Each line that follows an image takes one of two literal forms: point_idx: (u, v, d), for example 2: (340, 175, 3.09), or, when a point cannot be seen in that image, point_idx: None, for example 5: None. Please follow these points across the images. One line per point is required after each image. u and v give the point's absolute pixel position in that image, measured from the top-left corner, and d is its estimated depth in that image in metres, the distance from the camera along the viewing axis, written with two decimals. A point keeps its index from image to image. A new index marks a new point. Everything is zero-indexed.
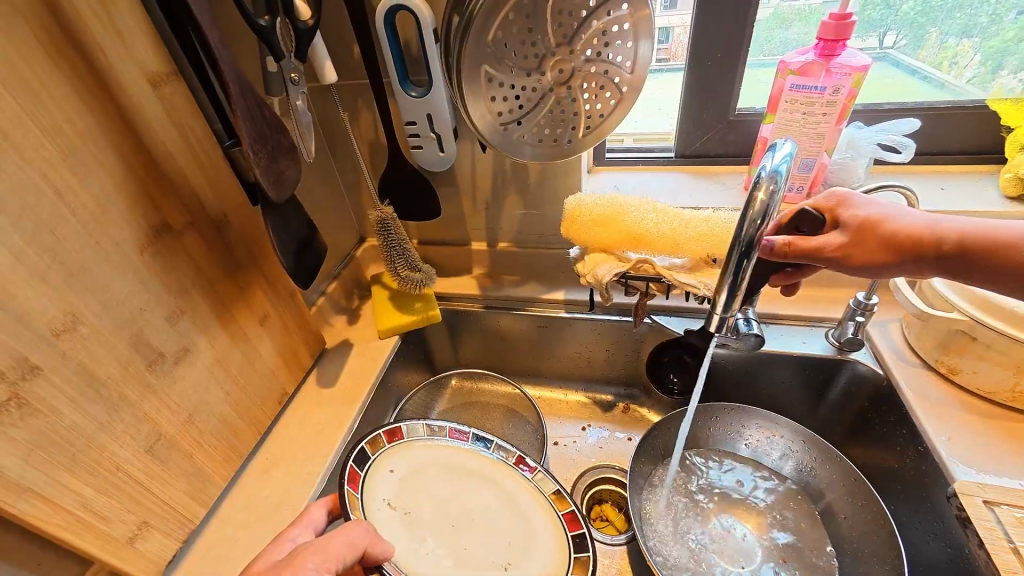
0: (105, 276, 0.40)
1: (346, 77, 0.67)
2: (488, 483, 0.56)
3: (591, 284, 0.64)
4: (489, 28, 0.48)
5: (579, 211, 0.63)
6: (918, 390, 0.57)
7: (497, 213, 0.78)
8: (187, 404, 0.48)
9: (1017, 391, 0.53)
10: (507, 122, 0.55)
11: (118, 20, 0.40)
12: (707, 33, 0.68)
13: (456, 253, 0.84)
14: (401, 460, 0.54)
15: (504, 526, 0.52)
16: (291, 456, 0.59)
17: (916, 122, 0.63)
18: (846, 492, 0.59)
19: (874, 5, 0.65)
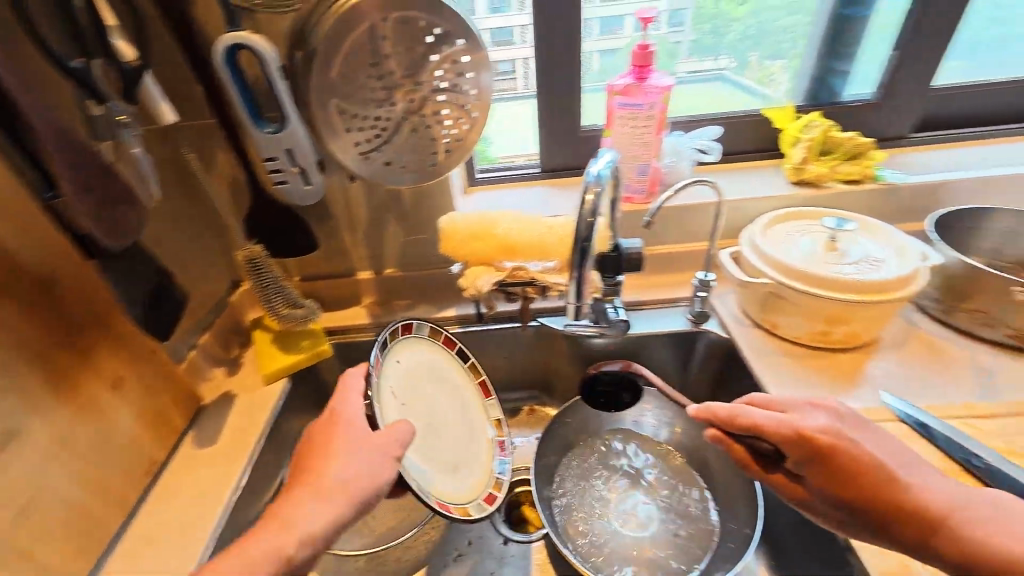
0: None
1: (192, 118, 0.64)
2: (459, 398, 0.67)
3: (474, 296, 0.68)
4: (332, 64, 0.51)
5: (453, 228, 0.66)
6: (752, 346, 0.69)
7: (378, 240, 0.79)
8: (16, 495, 0.42)
9: (818, 334, 0.66)
10: (368, 151, 0.57)
11: None
12: (548, 62, 0.78)
13: (343, 284, 0.82)
14: (406, 355, 0.62)
15: (462, 439, 0.64)
16: (167, 530, 0.53)
17: (716, 130, 0.78)
18: (713, 443, 0.69)
19: (707, 34, 0.82)
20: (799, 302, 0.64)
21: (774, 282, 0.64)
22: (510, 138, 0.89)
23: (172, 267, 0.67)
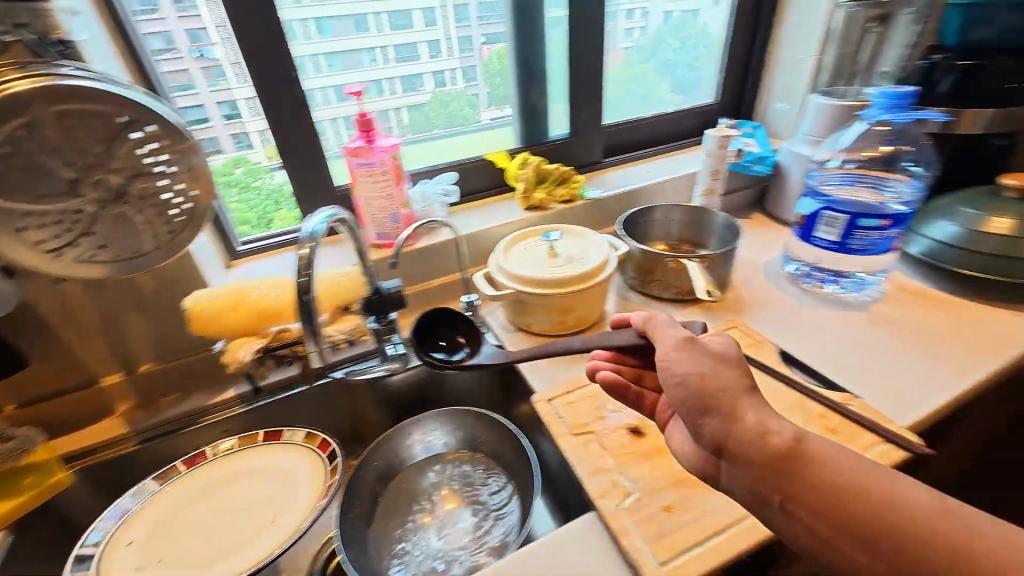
0: None
1: None
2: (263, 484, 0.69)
3: (238, 369, 0.68)
4: None
5: (195, 307, 0.64)
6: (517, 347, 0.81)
7: (121, 338, 0.71)
8: None
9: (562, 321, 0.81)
10: (57, 248, 0.53)
11: None
12: (287, 124, 0.83)
13: (79, 398, 0.71)
14: (138, 528, 0.62)
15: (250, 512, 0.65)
16: None
17: (451, 175, 0.92)
18: (491, 440, 0.77)
19: (463, 97, 1.01)
20: (536, 303, 0.78)
21: (512, 289, 0.77)
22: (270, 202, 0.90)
23: None
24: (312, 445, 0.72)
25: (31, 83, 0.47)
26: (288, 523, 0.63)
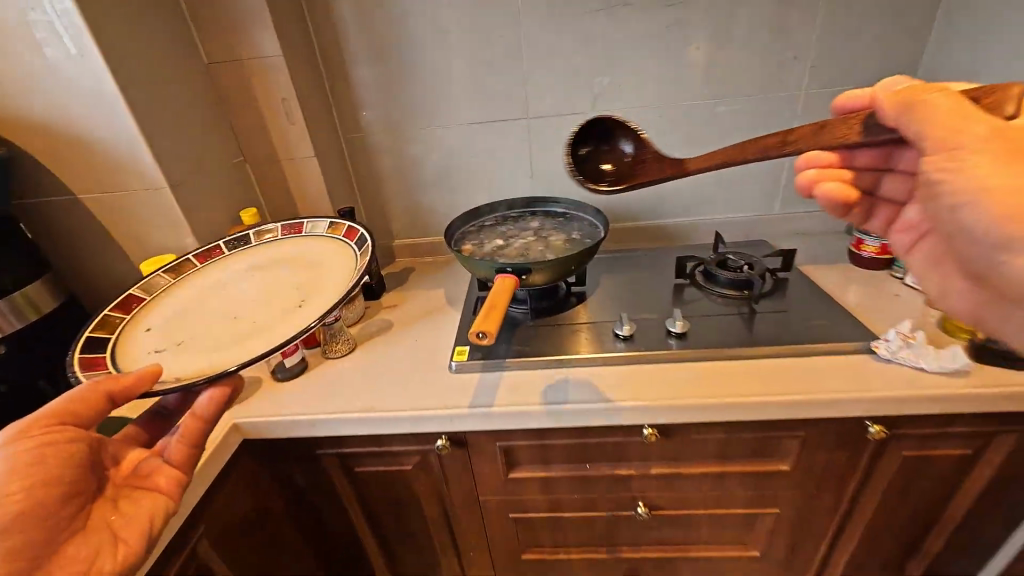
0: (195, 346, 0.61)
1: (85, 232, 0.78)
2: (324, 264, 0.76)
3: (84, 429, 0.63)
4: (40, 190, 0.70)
5: None
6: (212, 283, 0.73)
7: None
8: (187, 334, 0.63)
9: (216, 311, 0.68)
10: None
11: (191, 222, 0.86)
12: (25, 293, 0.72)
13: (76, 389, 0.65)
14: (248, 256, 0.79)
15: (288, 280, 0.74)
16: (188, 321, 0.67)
17: None
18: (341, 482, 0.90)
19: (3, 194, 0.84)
20: None
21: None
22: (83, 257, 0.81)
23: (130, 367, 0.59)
24: (336, 236, 0.80)
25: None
26: (310, 315, 0.66)
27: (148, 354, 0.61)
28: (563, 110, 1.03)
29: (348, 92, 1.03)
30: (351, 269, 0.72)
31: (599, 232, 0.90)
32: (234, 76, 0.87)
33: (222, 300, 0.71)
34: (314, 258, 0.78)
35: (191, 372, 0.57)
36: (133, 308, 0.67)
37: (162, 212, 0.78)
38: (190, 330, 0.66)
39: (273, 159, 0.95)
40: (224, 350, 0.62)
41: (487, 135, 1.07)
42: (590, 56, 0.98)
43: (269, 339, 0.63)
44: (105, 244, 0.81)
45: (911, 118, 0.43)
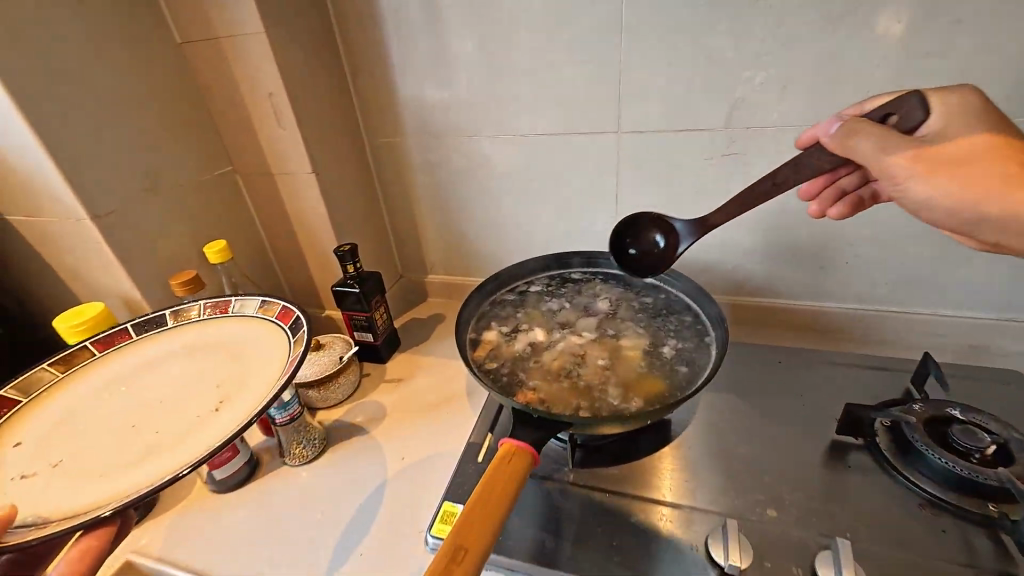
0: (51, 491, 0.40)
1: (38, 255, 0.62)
2: (260, 347, 0.54)
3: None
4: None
5: None
6: (127, 369, 0.53)
7: None
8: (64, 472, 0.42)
9: (111, 407, 0.49)
10: None
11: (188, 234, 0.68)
12: None
13: None
14: (173, 341, 0.56)
15: (214, 378, 0.51)
16: (80, 445, 0.45)
17: None
18: None
19: None
20: None
21: None
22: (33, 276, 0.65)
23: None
24: (269, 317, 0.56)
25: None
26: (225, 426, 0.45)
27: (6, 484, 0.40)
28: (678, 124, 0.65)
29: (375, 85, 0.75)
30: (283, 359, 0.50)
31: (708, 347, 0.53)
32: (212, 61, 0.64)
33: (115, 404, 0.49)
34: (247, 341, 0.55)
35: (58, 517, 0.38)
36: (3, 416, 0.46)
37: (93, 247, 0.58)
38: (65, 445, 0.45)
39: (265, 172, 0.72)
40: (101, 483, 0.41)
41: (556, 152, 0.73)
42: (745, 37, 0.58)
43: (163, 463, 0.43)
44: (48, 272, 0.65)
45: (868, 145, 0.41)
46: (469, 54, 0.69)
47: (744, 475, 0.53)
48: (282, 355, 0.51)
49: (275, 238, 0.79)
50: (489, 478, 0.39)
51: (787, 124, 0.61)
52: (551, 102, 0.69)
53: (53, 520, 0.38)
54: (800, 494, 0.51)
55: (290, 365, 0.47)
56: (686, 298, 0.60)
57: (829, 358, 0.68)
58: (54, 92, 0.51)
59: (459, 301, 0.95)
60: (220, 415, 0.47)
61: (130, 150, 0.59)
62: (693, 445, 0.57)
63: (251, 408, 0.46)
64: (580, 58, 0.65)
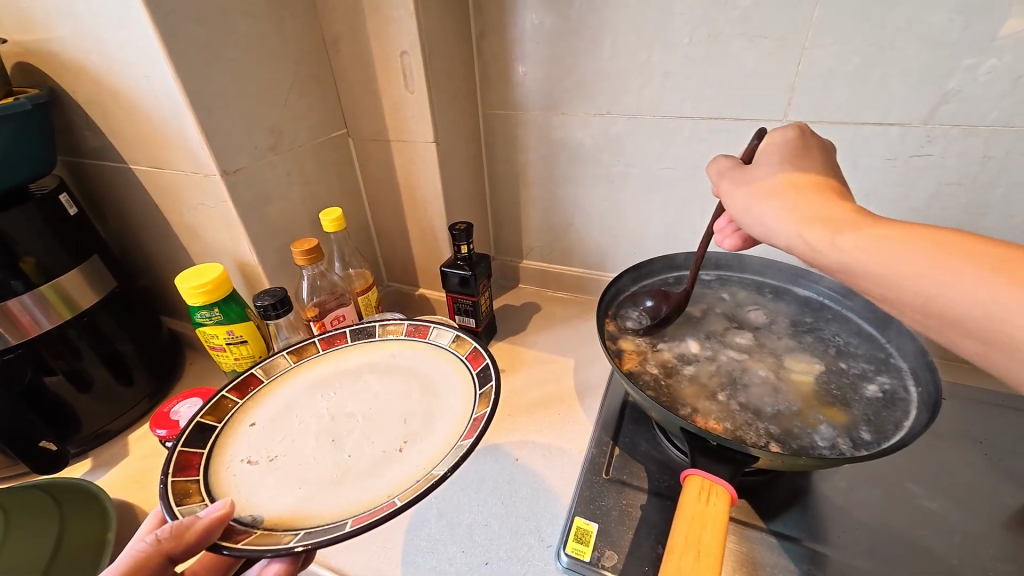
0: (263, 484, 0.42)
1: (161, 208, 0.60)
2: (449, 389, 0.50)
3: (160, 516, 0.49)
4: (115, 122, 0.54)
5: None
6: (333, 370, 0.54)
7: None
8: (274, 469, 0.43)
9: (319, 404, 0.50)
10: None
11: (308, 198, 0.65)
12: None
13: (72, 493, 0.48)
14: (368, 353, 0.56)
15: (405, 412, 0.49)
16: (290, 441, 0.46)
17: None
18: None
19: None
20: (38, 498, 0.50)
21: None
22: (156, 229, 0.64)
23: (222, 460, 0.44)
24: (458, 355, 0.53)
25: (39, 95, 0.51)
26: (409, 474, 0.42)
27: (235, 466, 0.43)
28: (863, 116, 0.56)
29: (502, 49, 0.69)
30: (467, 418, 0.45)
31: (908, 391, 0.45)
32: (344, 11, 0.59)
33: (323, 405, 0.50)
34: (440, 375, 0.52)
35: (267, 522, 0.38)
36: (249, 391, 0.50)
37: (214, 205, 0.55)
38: (281, 436, 0.46)
39: (381, 139, 0.68)
40: (300, 495, 0.41)
41: (698, 139, 0.65)
42: (981, 14, 0.48)
43: (348, 498, 0.41)
44: (164, 226, 0.63)
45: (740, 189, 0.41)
46: (618, 19, 0.61)
47: (922, 536, 0.47)
48: (468, 406, 0.47)
49: (380, 210, 0.76)
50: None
51: (1009, 124, 0.51)
52: (703, 80, 0.61)
53: (263, 525, 0.38)
54: (998, 564, 0.44)
55: (479, 424, 0.42)
56: (868, 328, 0.53)
57: (1003, 401, 0.59)
58: (194, 37, 0.47)
59: (552, 292, 0.89)
60: (400, 461, 0.44)
61: (258, 106, 0.55)
62: (852, 489, 0.51)
63: (436, 463, 0.42)
64: (753, 32, 0.56)
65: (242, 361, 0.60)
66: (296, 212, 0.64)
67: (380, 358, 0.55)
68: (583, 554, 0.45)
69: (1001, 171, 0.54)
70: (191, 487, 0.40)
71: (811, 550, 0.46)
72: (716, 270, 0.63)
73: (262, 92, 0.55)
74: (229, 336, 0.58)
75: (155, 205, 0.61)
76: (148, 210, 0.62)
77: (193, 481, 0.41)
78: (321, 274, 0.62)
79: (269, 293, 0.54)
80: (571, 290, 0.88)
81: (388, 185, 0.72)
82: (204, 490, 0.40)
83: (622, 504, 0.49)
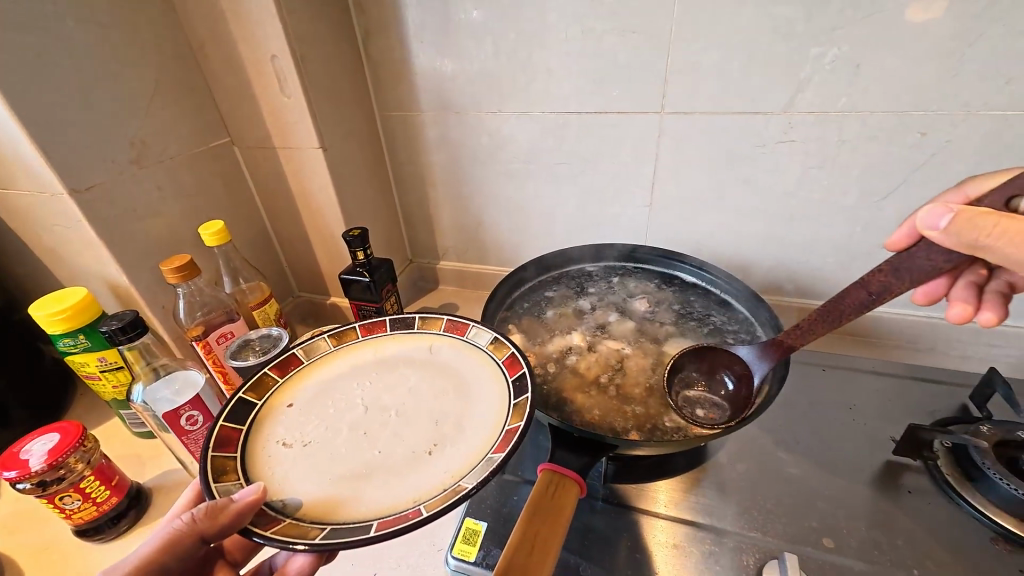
0: (291, 469, 0.39)
1: (15, 230, 0.56)
2: (482, 389, 0.45)
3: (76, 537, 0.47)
4: None
5: None
6: (375, 359, 0.50)
7: None
8: (305, 456, 0.40)
9: (355, 397, 0.46)
10: None
11: (188, 212, 0.62)
12: None
13: None
14: (408, 345, 0.51)
15: (443, 408, 0.44)
16: (320, 430, 0.42)
17: None
18: None
19: None
20: None
21: None
22: (16, 254, 0.59)
23: (257, 435, 0.41)
24: (496, 359, 0.47)
25: None
26: (439, 478, 0.38)
27: (272, 446, 0.41)
28: (730, 106, 0.59)
29: (391, 47, 0.67)
30: (499, 430, 0.40)
31: (754, 387, 0.46)
32: (207, 13, 0.56)
33: (360, 394, 0.46)
34: (478, 375, 0.47)
35: (293, 514, 0.35)
36: (290, 371, 0.47)
37: (71, 225, 0.52)
38: (316, 422, 0.43)
39: (268, 146, 0.65)
40: (330, 488, 0.37)
41: (586, 135, 0.67)
42: (819, 7, 0.50)
43: (377, 498, 0.37)
44: (25, 250, 0.58)
45: (1006, 241, 0.31)
46: (497, 17, 0.61)
47: (794, 503, 0.49)
48: (501, 413, 0.42)
49: (279, 219, 0.73)
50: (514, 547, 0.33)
51: (856, 110, 0.55)
52: (584, 75, 0.62)
53: (292, 515, 0.35)
54: (858, 522, 0.47)
55: (512, 438, 0.38)
56: (740, 308, 0.56)
57: (873, 367, 0.64)
58: (15, 45, 0.43)
59: (472, 291, 0.89)
60: (428, 464, 0.39)
61: (109, 117, 0.52)
62: (734, 462, 0.53)
63: (464, 474, 0.37)
64: (622, 27, 0.57)
65: (122, 388, 0.57)
66: (173, 227, 0.60)
67: (419, 354, 0.50)
68: (468, 555, 0.45)
69: (855, 154, 0.57)
70: (229, 464, 0.38)
71: (693, 526, 0.47)
72: (599, 264, 0.65)
73: (112, 101, 0.52)
74: (101, 363, 0.54)
75: (9, 228, 0.56)
76: (3, 233, 0.58)
77: (230, 459, 0.38)
78: (199, 290, 0.60)
79: (119, 318, 0.49)
80: (489, 289, 0.88)
81: (282, 194, 0.70)
82: (241, 471, 0.38)
83: (513, 500, 0.50)
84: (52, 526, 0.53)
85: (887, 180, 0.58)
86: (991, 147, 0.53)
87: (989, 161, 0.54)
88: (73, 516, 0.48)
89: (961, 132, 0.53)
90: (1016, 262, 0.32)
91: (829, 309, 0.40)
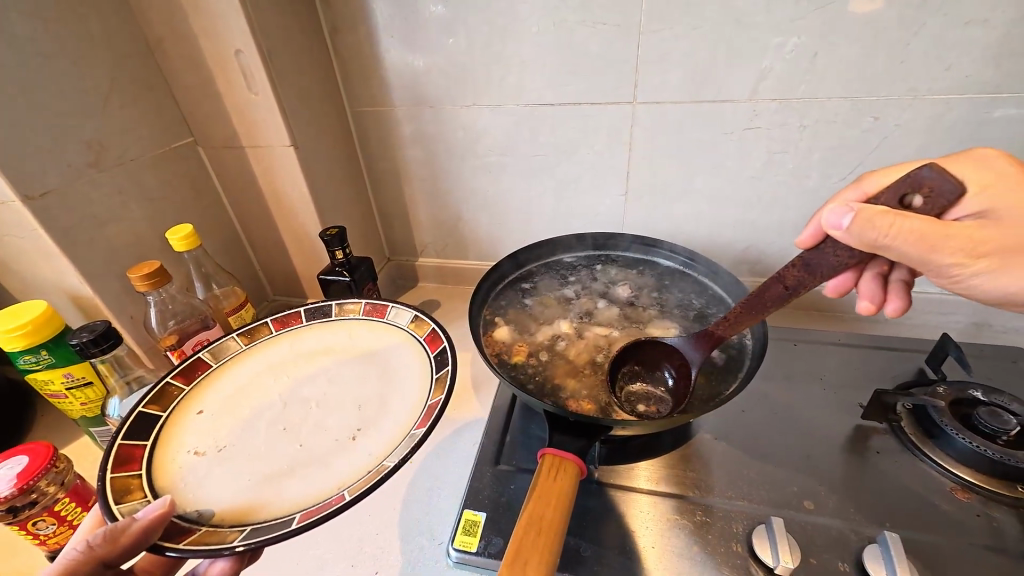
0: (207, 476, 0.39)
1: None
2: (399, 374, 0.48)
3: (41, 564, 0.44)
4: None
5: None
6: (285, 358, 0.51)
7: None
8: (221, 462, 0.41)
9: (271, 394, 0.48)
10: None
11: (151, 216, 0.59)
12: None
13: None
14: (323, 336, 0.53)
15: (361, 396, 0.47)
16: (239, 432, 0.44)
17: None
18: None
19: None
20: None
21: None
22: None
23: (162, 446, 0.41)
24: (418, 336, 0.51)
25: None
26: (362, 462, 0.40)
27: (182, 456, 0.41)
28: (699, 95, 0.61)
29: (359, 41, 0.66)
30: (421, 406, 0.44)
31: (691, 381, 0.47)
32: (162, 6, 0.53)
33: (277, 393, 0.48)
34: (397, 363, 0.49)
35: (213, 518, 0.36)
36: (197, 376, 0.47)
37: (26, 234, 0.48)
38: (232, 427, 0.44)
39: (234, 145, 0.63)
40: (252, 487, 0.39)
41: (561, 127, 0.67)
42: None
43: (301, 487, 0.39)
44: None
45: (902, 239, 0.34)
46: (468, 10, 0.61)
47: (775, 470, 0.52)
48: (420, 397, 0.45)
49: (249, 222, 0.71)
50: (515, 550, 0.32)
51: (815, 96, 0.58)
52: (556, 67, 0.63)
53: (210, 520, 0.36)
54: (834, 483, 0.50)
55: (433, 411, 0.41)
56: (716, 289, 0.58)
57: (837, 339, 0.68)
58: None
59: (453, 287, 0.89)
60: (349, 449, 0.42)
61: (62, 117, 0.48)
62: (717, 437, 0.56)
63: (388, 453, 0.40)
64: (594, 19, 0.58)
65: (91, 406, 0.54)
66: (137, 232, 0.57)
67: (337, 344, 0.52)
68: (470, 545, 0.46)
69: (816, 138, 0.61)
70: (134, 483, 0.37)
71: (687, 502, 0.49)
72: (577, 253, 0.66)
73: (64, 100, 0.49)
74: (67, 380, 0.51)
75: None
76: None
77: (134, 476, 0.38)
78: (171, 297, 0.57)
79: (89, 329, 0.46)
80: (470, 284, 0.88)
81: (253, 194, 0.67)
82: (146, 485, 0.38)
83: (510, 488, 0.51)
84: (21, 555, 0.50)
85: (846, 163, 0.61)
86: (936, 129, 0.57)
87: (935, 142, 0.58)
88: (47, 541, 0.45)
89: (910, 116, 0.57)
90: (908, 257, 0.35)
91: (753, 299, 0.42)
